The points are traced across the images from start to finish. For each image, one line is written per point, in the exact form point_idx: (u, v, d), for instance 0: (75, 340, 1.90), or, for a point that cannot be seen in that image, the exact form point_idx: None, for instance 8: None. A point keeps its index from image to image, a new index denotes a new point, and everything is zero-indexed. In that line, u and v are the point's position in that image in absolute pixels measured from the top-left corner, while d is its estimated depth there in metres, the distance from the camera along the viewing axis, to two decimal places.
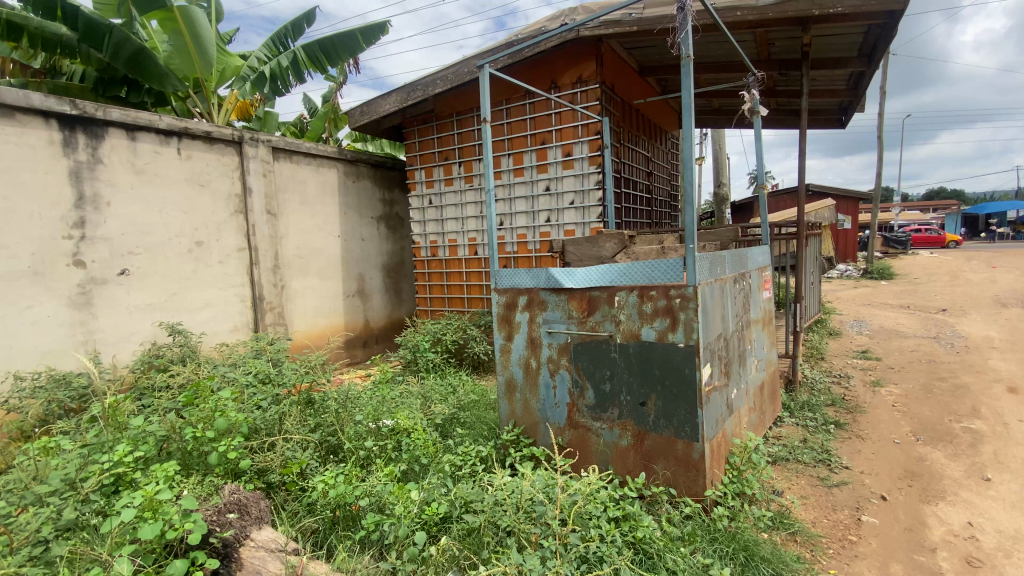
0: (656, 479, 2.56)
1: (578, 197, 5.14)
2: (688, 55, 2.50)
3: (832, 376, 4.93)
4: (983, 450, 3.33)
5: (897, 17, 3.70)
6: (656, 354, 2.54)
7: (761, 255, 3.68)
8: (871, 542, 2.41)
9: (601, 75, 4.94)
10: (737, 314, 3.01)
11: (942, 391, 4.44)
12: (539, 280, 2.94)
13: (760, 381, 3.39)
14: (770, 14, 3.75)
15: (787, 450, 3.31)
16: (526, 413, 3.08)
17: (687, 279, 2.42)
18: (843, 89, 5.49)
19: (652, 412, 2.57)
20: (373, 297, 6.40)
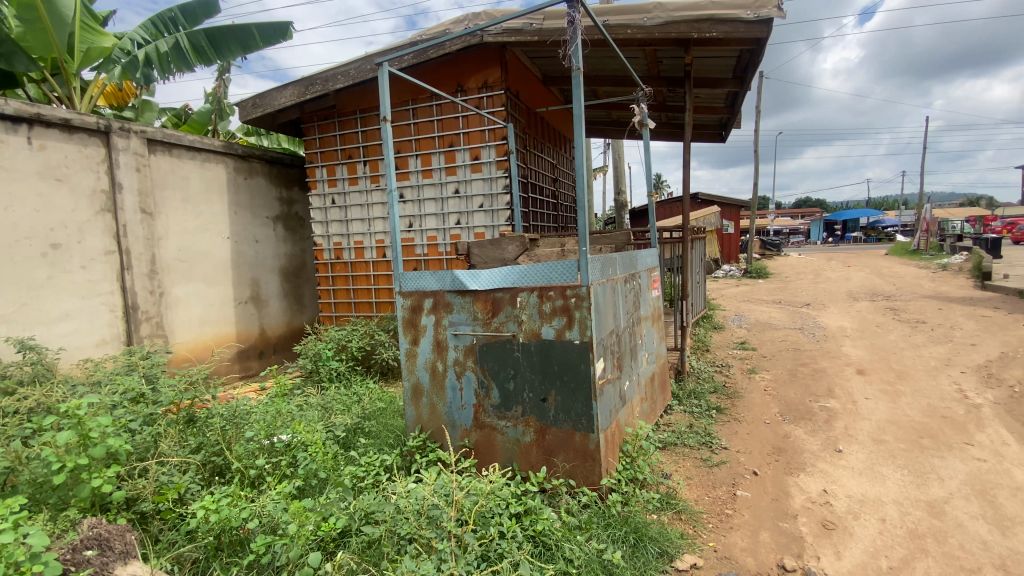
0: (557, 471, 2.66)
1: (486, 201, 5.20)
2: (578, 68, 2.63)
3: (716, 366, 5.43)
4: (835, 426, 3.84)
5: (762, 45, 4.17)
6: (555, 351, 2.63)
7: (651, 256, 3.97)
8: (744, 514, 2.69)
9: (505, 81, 5.04)
10: (628, 311, 3.21)
11: (805, 375, 5.06)
12: (444, 282, 2.92)
13: (651, 372, 3.65)
14: (656, 34, 4.06)
15: (675, 435, 3.59)
16: (432, 417, 3.05)
17: (581, 280, 2.55)
18: (721, 107, 6.08)
19: (552, 407, 2.66)
20: (270, 303, 5.99)
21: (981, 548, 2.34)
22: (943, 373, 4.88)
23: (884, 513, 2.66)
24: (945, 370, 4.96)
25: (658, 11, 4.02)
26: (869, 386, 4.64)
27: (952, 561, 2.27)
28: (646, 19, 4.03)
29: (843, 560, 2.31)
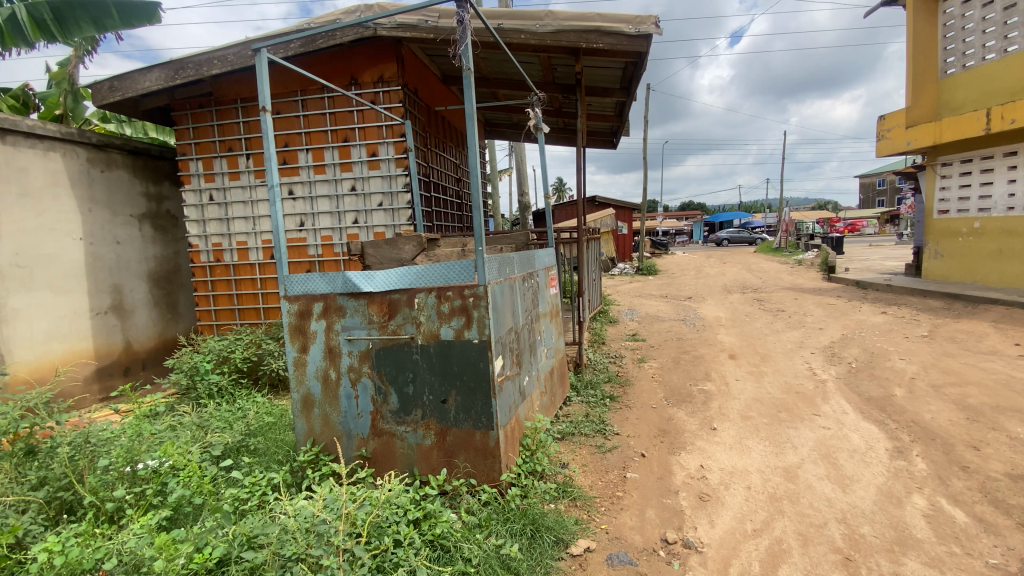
0: (458, 472, 2.65)
1: (386, 199, 5.04)
2: (468, 68, 2.64)
3: (611, 357, 5.77)
4: (711, 406, 4.25)
5: (643, 58, 4.49)
6: (454, 351, 2.61)
7: (548, 255, 4.09)
8: (633, 494, 2.88)
9: (402, 77, 4.91)
10: (527, 309, 3.29)
11: (687, 361, 5.56)
12: (335, 284, 2.77)
13: (550, 367, 3.77)
14: (547, 41, 4.21)
15: (573, 425, 3.75)
16: (325, 428, 2.88)
17: (479, 279, 2.56)
18: (611, 115, 6.49)
19: (453, 408, 2.64)
20: (136, 313, 5.30)
21: (825, 504, 2.71)
22: (797, 354, 5.61)
23: (750, 482, 2.99)
24: (799, 352, 5.71)
25: (548, 18, 4.16)
26: (739, 369, 5.21)
27: (802, 518, 2.59)
28: (538, 25, 4.15)
29: (716, 527, 2.55)
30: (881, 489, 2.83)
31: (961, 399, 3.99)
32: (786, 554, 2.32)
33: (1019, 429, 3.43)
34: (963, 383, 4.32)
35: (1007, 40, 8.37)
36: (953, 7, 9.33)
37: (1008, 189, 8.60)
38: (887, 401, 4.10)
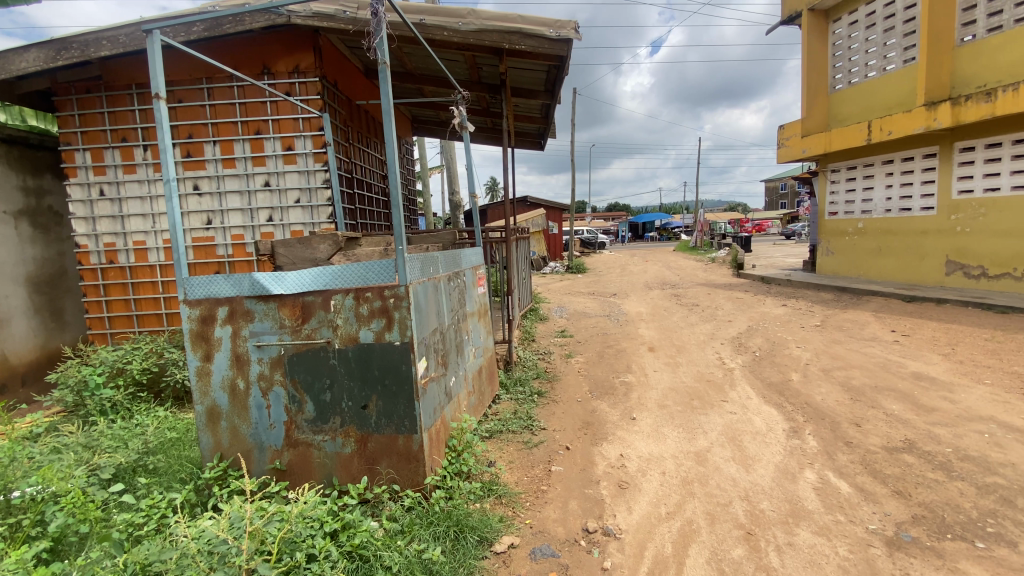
0: (380, 479, 2.57)
1: (303, 195, 4.79)
2: (384, 62, 2.57)
3: (540, 354, 5.87)
4: (632, 397, 4.45)
5: (565, 62, 4.60)
6: (374, 354, 2.53)
7: (475, 254, 4.08)
8: (557, 487, 2.94)
9: (320, 69, 4.69)
10: (452, 309, 3.25)
11: (610, 355, 5.78)
12: (241, 287, 2.59)
13: (477, 366, 3.76)
14: (470, 39, 4.19)
15: (500, 423, 3.76)
16: (234, 441, 2.69)
17: (399, 279, 2.49)
18: (538, 117, 6.64)
19: (373, 414, 2.55)
20: (12, 323, 4.66)
21: (731, 483, 2.91)
22: (709, 345, 6.02)
23: (665, 467, 3.15)
24: (711, 343, 6.12)
25: (471, 17, 4.12)
26: (657, 360, 5.50)
27: (711, 498, 2.77)
28: (460, 23, 4.11)
29: (633, 513, 2.66)
30: (779, 467, 3.09)
31: (847, 381, 4.46)
32: (696, 534, 2.46)
33: (893, 406, 3.89)
34: (848, 366, 4.84)
35: (885, 61, 9.43)
36: (841, 29, 10.38)
37: (885, 193, 9.71)
38: (785, 385, 4.50)
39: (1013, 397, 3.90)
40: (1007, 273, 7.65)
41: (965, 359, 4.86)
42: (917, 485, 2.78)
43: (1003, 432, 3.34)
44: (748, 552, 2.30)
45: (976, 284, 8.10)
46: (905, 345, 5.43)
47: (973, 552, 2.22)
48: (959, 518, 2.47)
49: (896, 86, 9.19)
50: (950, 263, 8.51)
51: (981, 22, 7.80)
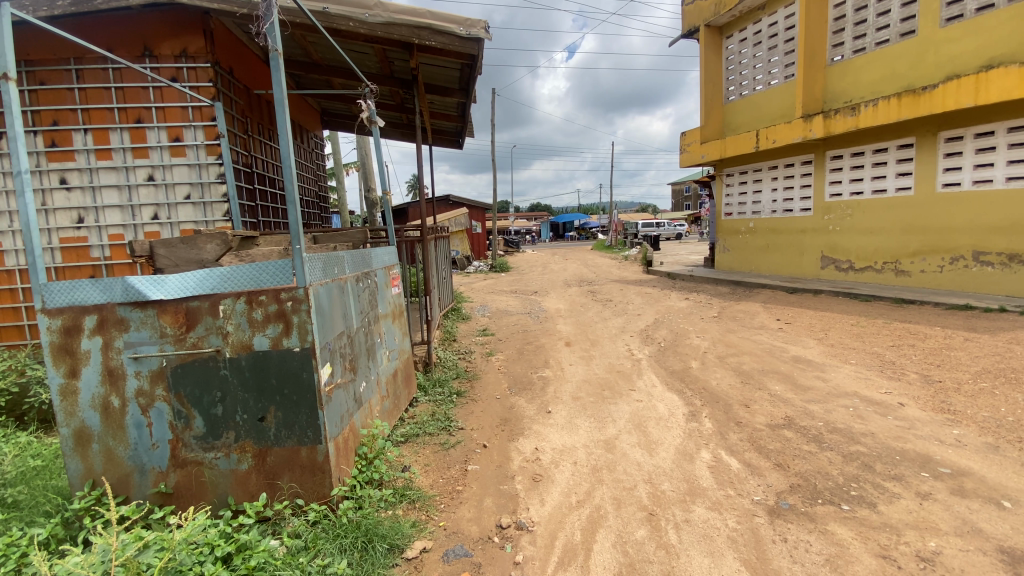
0: (281, 494, 2.41)
1: (194, 191, 4.38)
2: (276, 49, 2.42)
3: (460, 353, 5.84)
4: (548, 391, 4.56)
5: (477, 61, 4.59)
6: (271, 362, 2.36)
7: (387, 254, 3.94)
8: (472, 486, 2.93)
9: (212, 54, 4.31)
10: (362, 311, 3.11)
11: (530, 351, 5.88)
12: (112, 293, 2.30)
13: (392, 369, 3.64)
14: (378, 32, 4.03)
15: (417, 427, 3.68)
16: (108, 465, 2.39)
17: (298, 281, 2.35)
18: (454, 115, 6.60)
19: (272, 425, 2.39)
20: None
21: (636, 468, 3.07)
22: (621, 337, 6.33)
23: (577, 457, 3.25)
24: (623, 335, 6.43)
25: (379, 8, 3.96)
26: (573, 354, 5.69)
27: (618, 484, 2.90)
28: (367, 14, 3.93)
29: (546, 505, 2.72)
30: (679, 449, 3.30)
31: (739, 367, 4.88)
32: (604, 519, 2.56)
33: (776, 387, 4.32)
34: (740, 353, 5.31)
35: (769, 76, 10.44)
36: (733, 45, 11.35)
37: (771, 195, 10.76)
38: (686, 372, 4.85)
39: (871, 374, 4.48)
40: (869, 266, 8.77)
41: (835, 342, 5.51)
42: (794, 458, 3.10)
43: (863, 405, 3.83)
44: (650, 532, 2.44)
45: (845, 276, 9.20)
46: (787, 332, 6.06)
47: (840, 514, 2.51)
48: (828, 484, 2.78)
49: (779, 99, 10.20)
50: (825, 258, 9.59)
51: (847, 45, 8.84)
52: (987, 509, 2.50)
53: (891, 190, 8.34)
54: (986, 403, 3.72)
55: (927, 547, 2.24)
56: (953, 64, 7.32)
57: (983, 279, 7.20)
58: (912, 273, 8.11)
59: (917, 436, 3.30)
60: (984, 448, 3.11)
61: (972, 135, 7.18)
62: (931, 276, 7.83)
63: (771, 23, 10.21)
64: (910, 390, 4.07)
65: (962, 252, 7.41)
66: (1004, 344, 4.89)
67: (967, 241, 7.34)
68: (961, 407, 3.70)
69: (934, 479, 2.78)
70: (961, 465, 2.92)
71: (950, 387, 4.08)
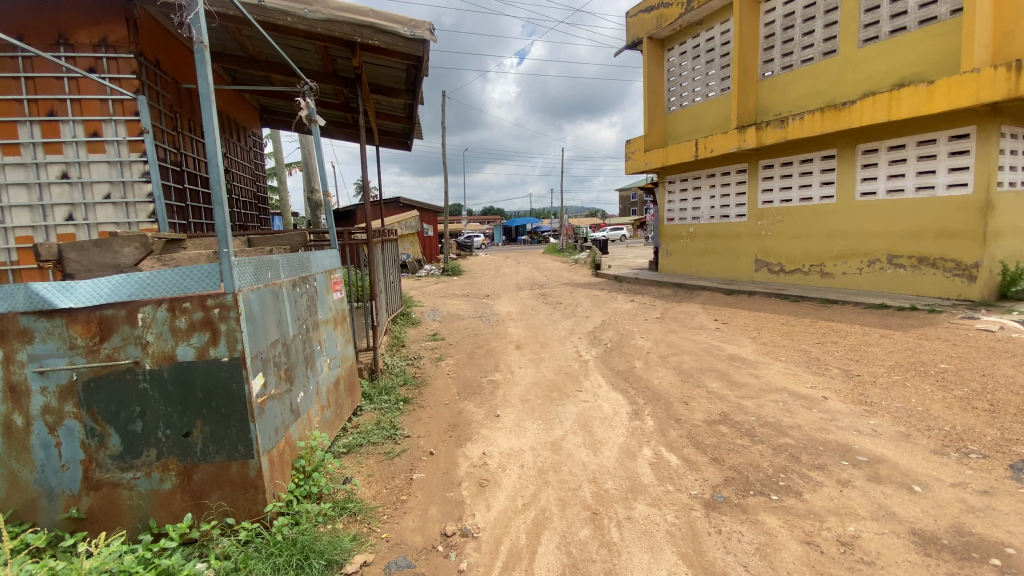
0: (210, 513, 2.28)
1: (115, 190, 4.07)
2: (202, 41, 2.30)
3: (409, 359, 5.72)
4: (497, 395, 4.55)
5: (423, 62, 4.53)
6: (196, 374, 2.22)
7: (328, 258, 3.79)
8: (417, 495, 2.87)
9: (135, 44, 4.02)
10: (299, 318, 2.98)
11: (480, 355, 5.86)
12: (13, 301, 2.09)
13: (334, 378, 3.51)
14: (318, 28, 3.89)
15: (361, 436, 3.57)
16: (10, 491, 2.16)
17: (225, 287, 2.22)
18: (401, 116, 6.49)
19: (198, 441, 2.24)
20: None
21: (581, 468, 3.12)
22: (569, 339, 6.43)
23: (523, 460, 3.26)
24: (571, 337, 6.54)
25: (319, 5, 3.81)
26: (523, 357, 5.72)
27: (563, 485, 2.94)
28: (306, 10, 3.78)
29: (491, 510, 2.71)
30: (622, 447, 3.39)
31: (680, 365, 5.07)
32: (548, 521, 2.58)
33: (714, 384, 4.51)
34: (681, 352, 5.52)
35: (707, 88, 10.97)
36: (674, 57, 11.87)
37: (710, 202, 11.28)
38: (630, 372, 4.98)
39: (799, 370, 4.78)
40: (798, 269, 9.36)
41: (768, 340, 5.84)
42: (729, 452, 3.25)
43: (791, 399, 4.07)
44: (593, 531, 2.47)
45: (777, 278, 9.77)
46: (725, 331, 6.36)
47: (769, 504, 2.65)
48: (759, 476, 2.93)
49: (715, 110, 10.74)
50: (759, 261, 10.15)
51: (777, 61, 9.43)
52: (900, 493, 2.72)
53: (816, 198, 8.95)
54: (899, 395, 4.05)
55: (846, 531, 2.41)
56: (869, 83, 7.95)
57: (896, 279, 7.83)
58: (836, 275, 8.72)
59: (839, 427, 3.54)
60: (896, 437, 3.38)
61: (886, 147, 7.81)
62: (852, 277, 8.44)
63: (709, 37, 10.75)
64: (833, 384, 4.37)
65: (878, 255, 8.04)
66: (914, 340, 5.35)
67: (883, 246, 7.97)
68: (876, 399, 4.01)
69: (853, 467, 2.99)
70: (877, 453, 3.16)
71: (867, 380, 4.42)
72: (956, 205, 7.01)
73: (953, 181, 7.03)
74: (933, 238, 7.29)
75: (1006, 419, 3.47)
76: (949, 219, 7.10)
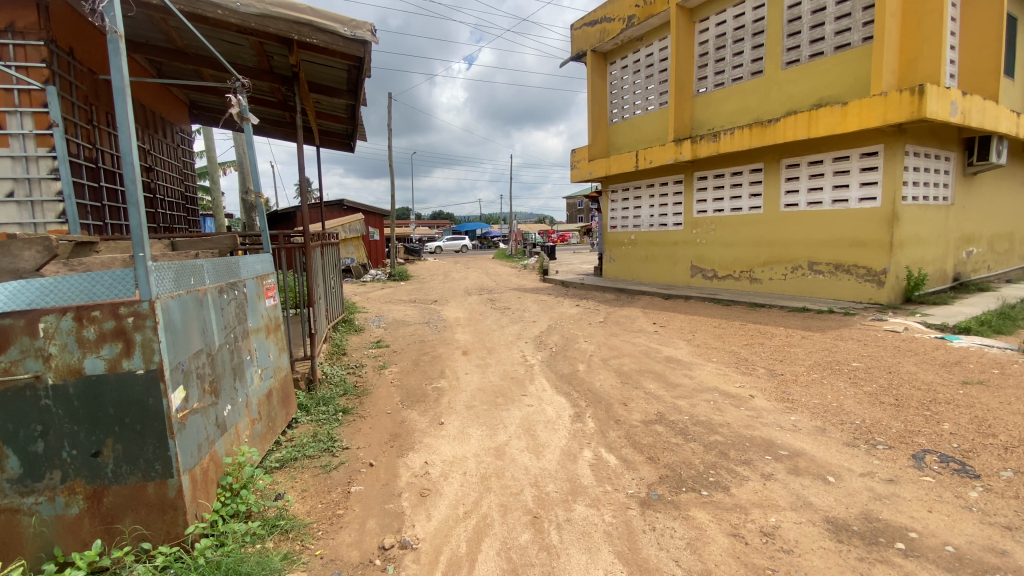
0: (124, 538, 2.11)
1: (19, 187, 3.69)
2: (116, 31, 2.15)
3: (351, 367, 5.55)
4: (442, 402, 4.50)
5: (365, 63, 4.44)
6: (108, 388, 2.05)
7: (260, 263, 3.60)
8: (354, 509, 2.78)
9: (47, 31, 3.69)
10: (226, 327, 2.82)
11: (425, 362, 5.78)
12: None
13: (265, 390, 3.35)
14: (252, 23, 3.73)
15: (296, 450, 3.41)
16: None
17: (141, 294, 2.07)
18: (343, 117, 6.33)
19: (109, 461, 2.07)
20: None
21: (523, 472, 3.14)
22: (516, 344, 6.47)
23: (466, 468, 3.24)
24: (517, 342, 6.57)
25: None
26: (469, 363, 5.69)
27: (505, 490, 2.94)
28: (238, 3, 3.61)
29: (432, 519, 2.67)
30: (564, 450, 3.44)
31: (620, 368, 5.23)
32: (489, 528, 2.58)
33: (652, 385, 4.69)
34: (622, 355, 5.69)
35: (647, 102, 11.44)
36: (616, 71, 12.30)
37: (650, 211, 11.73)
38: (573, 376, 5.08)
39: (729, 370, 5.05)
40: (729, 274, 9.90)
41: (702, 343, 6.13)
42: (664, 450, 3.38)
43: (722, 398, 4.30)
44: (533, 536, 2.49)
45: (711, 284, 10.29)
46: (664, 334, 6.63)
47: (700, 500, 2.77)
48: (691, 473, 3.07)
49: (655, 123, 11.22)
50: (694, 268, 10.66)
51: (710, 79, 9.98)
52: (816, 484, 2.92)
53: (746, 209, 9.51)
54: (817, 392, 4.38)
55: (769, 522, 2.56)
56: (791, 102, 8.58)
57: (816, 284, 8.45)
58: (763, 280, 9.29)
59: (764, 423, 3.78)
60: (814, 431, 3.64)
61: (806, 162, 8.44)
62: (777, 283, 9.03)
63: (648, 53, 11.24)
64: (759, 383, 4.66)
65: (800, 262, 8.65)
66: (831, 340, 5.80)
67: (804, 253, 8.59)
68: (797, 396, 4.30)
69: (775, 461, 3.19)
70: (797, 447, 3.39)
71: (790, 378, 4.74)
72: (866, 217, 7.66)
73: (864, 194, 7.69)
74: (847, 246, 7.94)
75: (909, 412, 3.82)
76: (860, 229, 7.75)
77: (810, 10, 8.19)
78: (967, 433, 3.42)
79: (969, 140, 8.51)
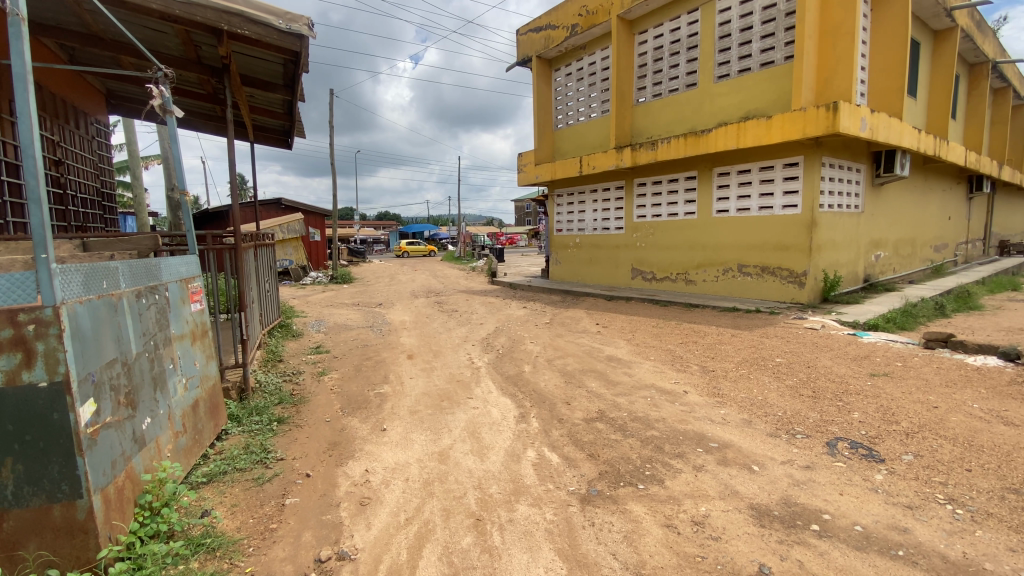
0: (27, 566, 1.93)
1: None
2: (18, 14, 1.96)
3: (288, 374, 5.32)
4: (385, 408, 4.41)
5: (301, 58, 4.27)
6: (6, 402, 1.87)
7: (184, 265, 3.38)
8: (289, 522, 2.67)
9: None
10: (146, 334, 2.64)
11: (368, 367, 5.64)
12: None
13: (191, 401, 3.15)
14: (176, 10, 3.51)
15: (225, 463, 3.23)
16: None
17: (45, 300, 1.90)
18: (280, 112, 6.04)
19: (8, 483, 1.89)
20: None
21: (467, 475, 3.13)
22: (462, 347, 6.44)
23: (408, 474, 3.19)
24: (463, 345, 6.54)
25: None
26: (413, 367, 5.62)
27: (447, 495, 2.92)
28: None
29: (372, 528, 2.61)
30: (508, 451, 3.47)
31: (564, 368, 5.34)
32: (431, 533, 2.55)
33: (593, 384, 4.81)
34: (566, 355, 5.80)
35: (590, 108, 11.75)
36: (560, 78, 12.57)
37: (593, 215, 12.05)
38: (518, 377, 5.13)
39: (665, 367, 5.28)
40: (667, 277, 10.34)
41: (642, 342, 6.37)
42: (603, 447, 3.48)
43: (658, 394, 4.49)
44: (475, 538, 2.50)
45: (650, 285, 10.70)
46: (606, 334, 6.83)
47: (637, 493, 2.88)
48: (628, 468, 3.18)
49: (597, 130, 11.54)
50: (635, 270, 11.04)
51: (648, 89, 10.38)
52: (742, 473, 3.11)
53: (681, 214, 9.97)
54: (744, 386, 4.66)
55: (699, 511, 2.70)
56: (722, 114, 9.09)
57: (745, 286, 8.99)
58: (697, 282, 9.77)
59: (696, 418, 3.98)
60: (741, 424, 3.88)
61: (736, 171, 8.98)
62: (711, 284, 9.52)
63: (591, 62, 11.55)
64: (693, 379, 4.90)
65: (731, 265, 9.17)
66: (758, 338, 6.20)
67: (734, 256, 9.11)
68: (727, 391, 4.56)
69: (706, 453, 3.37)
70: (726, 439, 3.59)
71: (720, 374, 5.02)
72: (789, 223, 8.24)
73: (787, 202, 8.27)
74: (772, 250, 8.51)
75: (824, 403, 4.15)
76: (784, 234, 8.32)
77: (739, 28, 8.72)
78: (873, 420, 3.76)
79: (877, 154, 9.33)
